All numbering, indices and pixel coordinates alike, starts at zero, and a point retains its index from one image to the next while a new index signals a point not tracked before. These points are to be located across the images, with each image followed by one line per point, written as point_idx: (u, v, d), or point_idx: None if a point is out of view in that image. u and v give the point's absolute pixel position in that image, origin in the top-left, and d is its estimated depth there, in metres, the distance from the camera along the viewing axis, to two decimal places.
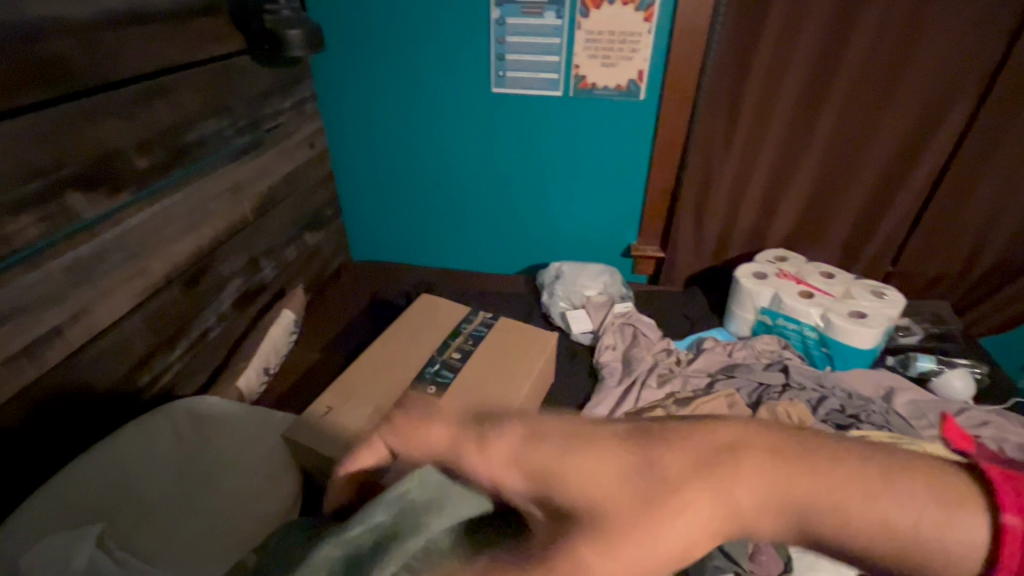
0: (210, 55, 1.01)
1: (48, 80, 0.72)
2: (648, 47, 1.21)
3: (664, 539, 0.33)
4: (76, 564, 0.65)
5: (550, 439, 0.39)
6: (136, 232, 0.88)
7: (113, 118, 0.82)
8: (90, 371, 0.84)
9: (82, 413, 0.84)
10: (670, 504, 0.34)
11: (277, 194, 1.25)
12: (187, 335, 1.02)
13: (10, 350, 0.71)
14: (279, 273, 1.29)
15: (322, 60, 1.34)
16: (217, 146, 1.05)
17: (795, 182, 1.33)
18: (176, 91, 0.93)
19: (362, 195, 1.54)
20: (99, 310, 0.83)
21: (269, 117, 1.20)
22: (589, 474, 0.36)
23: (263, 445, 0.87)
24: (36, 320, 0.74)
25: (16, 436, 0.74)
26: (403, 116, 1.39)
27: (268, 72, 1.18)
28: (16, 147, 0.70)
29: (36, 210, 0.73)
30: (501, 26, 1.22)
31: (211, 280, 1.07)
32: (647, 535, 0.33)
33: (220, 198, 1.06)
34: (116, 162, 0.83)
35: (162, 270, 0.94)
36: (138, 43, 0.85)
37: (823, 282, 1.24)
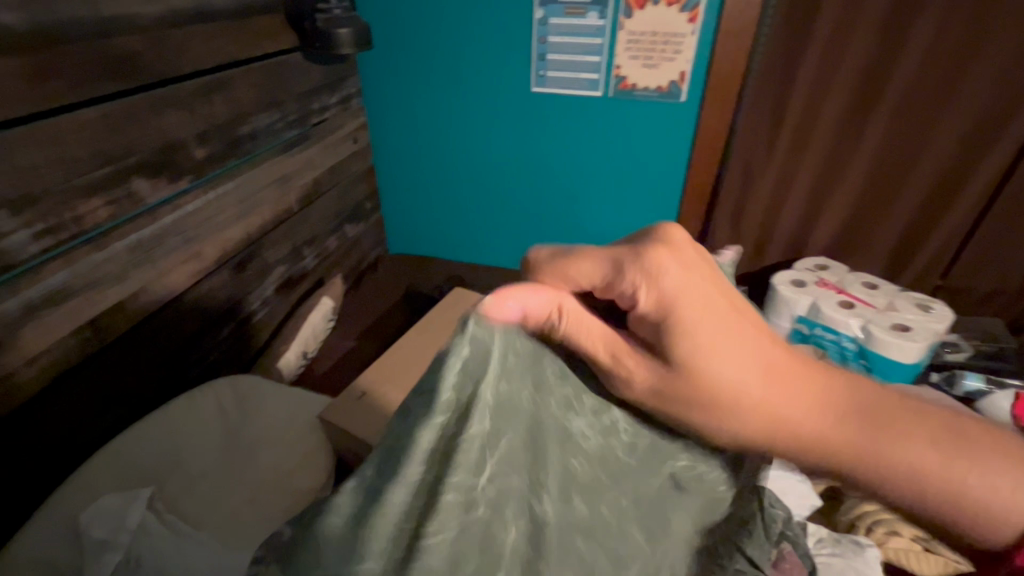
0: (265, 52, 1.06)
1: (121, 73, 0.78)
2: (692, 49, 1.19)
3: (757, 403, 0.48)
4: (129, 523, 0.71)
5: (712, 307, 0.49)
6: (192, 218, 0.94)
7: (176, 110, 0.88)
8: (146, 346, 0.90)
9: (137, 384, 0.90)
10: (758, 372, 0.48)
11: (321, 186, 1.30)
12: (234, 317, 1.08)
13: (78, 322, 0.77)
14: (320, 262, 1.34)
15: (369, 57, 1.38)
16: (269, 138, 1.10)
17: (840, 188, 1.30)
18: (233, 85, 0.99)
19: (400, 189, 1.58)
20: (157, 289, 0.89)
21: (317, 112, 1.24)
22: (723, 347, 0.48)
23: (299, 424, 0.91)
24: (102, 295, 0.80)
25: (79, 402, 0.81)
26: (444, 112, 1.42)
27: (318, 69, 1.23)
28: (91, 134, 0.75)
29: (106, 194, 0.79)
30: (544, 26, 1.23)
31: (258, 266, 1.12)
32: (746, 394, 0.48)
33: (269, 188, 1.11)
34: (177, 151, 0.89)
35: (214, 254, 1.00)
36: (201, 40, 0.90)
37: (866, 293, 1.20)
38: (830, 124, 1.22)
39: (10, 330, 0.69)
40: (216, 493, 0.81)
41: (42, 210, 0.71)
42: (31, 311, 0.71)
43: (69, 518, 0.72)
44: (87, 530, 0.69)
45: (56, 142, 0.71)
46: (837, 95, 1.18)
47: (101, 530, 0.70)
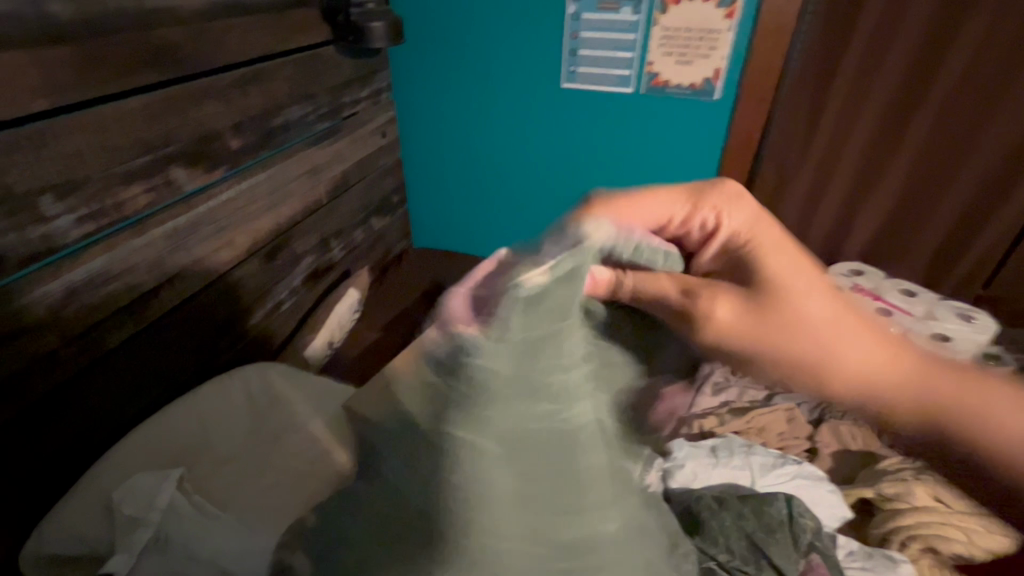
0: (301, 45, 1.07)
1: (163, 64, 0.80)
2: (728, 45, 1.16)
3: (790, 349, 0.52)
4: (160, 502, 0.73)
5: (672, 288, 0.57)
6: (226, 206, 0.96)
7: (214, 100, 0.90)
8: (180, 331, 0.92)
9: (170, 368, 0.92)
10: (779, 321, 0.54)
11: (350, 179, 1.31)
12: (263, 305, 1.10)
13: (118, 305, 0.80)
14: (347, 254, 1.36)
15: (401, 51, 1.39)
16: (301, 130, 1.12)
17: (878, 191, 1.25)
18: (268, 77, 1.00)
19: (427, 184, 1.58)
20: (191, 275, 0.91)
21: (348, 105, 1.26)
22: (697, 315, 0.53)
23: (324, 413, 0.92)
24: (140, 279, 0.83)
25: (116, 383, 0.83)
26: (473, 107, 1.42)
27: (351, 63, 1.24)
28: (134, 123, 0.77)
29: (146, 181, 0.81)
30: (576, 21, 1.22)
31: (287, 256, 1.14)
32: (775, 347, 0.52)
33: (300, 179, 1.13)
34: (213, 141, 0.91)
35: (245, 243, 1.02)
36: (239, 32, 0.92)
37: (903, 300, 1.16)
38: (870, 124, 1.18)
39: (54, 311, 0.72)
40: (242, 476, 0.83)
41: (87, 194, 0.73)
42: (74, 293, 0.74)
43: (103, 495, 0.74)
44: (120, 505, 0.72)
45: (101, 129, 0.73)
46: (879, 94, 1.15)
47: (133, 507, 0.72)
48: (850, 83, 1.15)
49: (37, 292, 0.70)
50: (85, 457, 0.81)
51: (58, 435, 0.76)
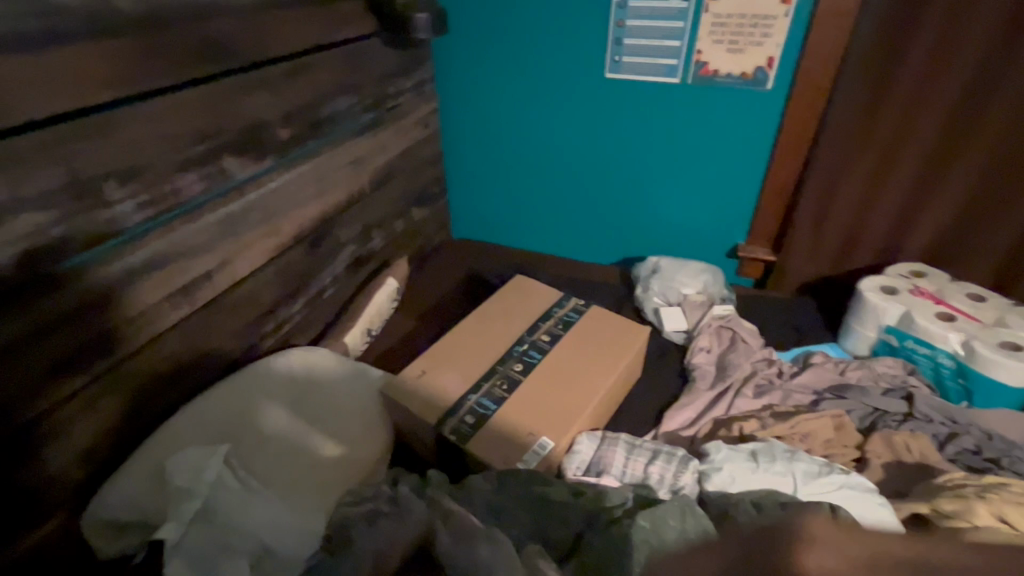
0: (348, 36, 1.09)
1: (218, 56, 0.83)
2: (783, 31, 1.12)
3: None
4: (207, 475, 0.76)
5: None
6: (273, 195, 0.99)
7: (265, 93, 0.93)
8: (226, 313, 0.96)
9: (220, 348, 0.97)
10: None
11: (392, 169, 1.33)
12: (306, 292, 1.13)
13: (172, 287, 0.84)
14: (387, 244, 1.38)
15: (445, 43, 1.40)
16: (346, 121, 1.14)
17: (948, 187, 1.16)
18: (316, 69, 1.03)
19: (467, 174, 1.59)
20: (239, 261, 0.95)
21: (391, 97, 1.27)
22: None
23: (362, 399, 0.95)
24: (193, 263, 0.86)
25: (171, 360, 0.88)
26: (514, 97, 1.41)
27: (395, 54, 1.25)
28: (190, 113, 0.81)
29: (199, 169, 0.84)
30: (622, 9, 1.19)
31: (330, 244, 1.17)
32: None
33: (344, 168, 1.16)
34: (263, 132, 0.94)
35: (292, 231, 1.05)
36: (290, 25, 0.94)
37: (969, 305, 1.08)
38: (939, 117, 1.10)
39: (113, 290, 0.76)
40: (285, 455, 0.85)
41: (145, 181, 0.77)
42: (133, 274, 0.78)
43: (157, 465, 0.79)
44: (172, 477, 0.75)
45: (159, 118, 0.77)
46: (951, 82, 1.05)
47: (183, 479, 0.76)
48: (922, 69, 1.06)
49: (103, 273, 0.74)
50: (145, 427, 0.87)
51: (117, 406, 0.82)
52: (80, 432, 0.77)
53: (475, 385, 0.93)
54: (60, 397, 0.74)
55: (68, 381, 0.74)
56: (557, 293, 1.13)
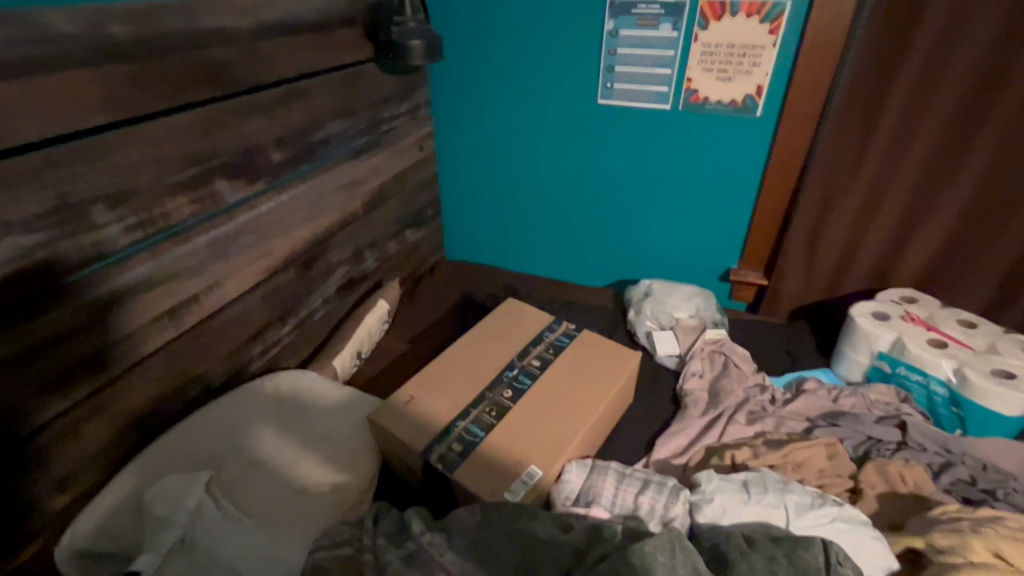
0: (344, 62, 1.11)
1: (212, 82, 0.83)
2: (771, 61, 1.14)
3: None
4: (188, 503, 0.75)
5: None
6: (265, 217, 0.99)
7: (259, 117, 0.94)
8: (214, 335, 0.95)
9: (208, 371, 0.95)
10: None
11: (386, 192, 1.34)
12: (295, 315, 1.13)
13: (158, 310, 0.83)
14: (380, 266, 1.38)
15: (440, 68, 1.42)
16: (340, 144, 1.15)
17: (935, 214, 1.17)
18: (311, 94, 1.04)
19: (461, 197, 1.60)
20: (228, 283, 0.95)
21: (386, 120, 1.28)
22: None
23: (349, 423, 0.94)
24: (181, 286, 0.86)
25: (155, 384, 0.86)
26: (508, 121, 1.42)
27: (390, 79, 1.27)
28: (182, 137, 0.81)
29: (190, 193, 0.84)
30: (614, 38, 1.21)
31: (322, 266, 1.17)
32: None
33: (337, 191, 1.16)
34: (256, 155, 0.94)
35: (282, 253, 1.05)
36: (285, 51, 0.96)
37: (961, 332, 1.08)
38: (926, 146, 1.11)
39: (98, 314, 0.75)
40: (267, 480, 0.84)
41: (135, 205, 0.77)
42: (119, 297, 0.77)
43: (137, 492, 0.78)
44: (151, 506, 0.74)
45: (150, 143, 0.77)
46: (936, 112, 1.07)
47: (162, 507, 0.75)
48: (907, 100, 1.08)
49: (87, 296, 0.74)
50: (127, 453, 0.85)
51: (99, 433, 0.80)
52: (61, 458, 0.76)
53: (463, 412, 0.91)
54: (42, 422, 0.72)
55: (51, 406, 0.73)
56: (548, 317, 1.13)
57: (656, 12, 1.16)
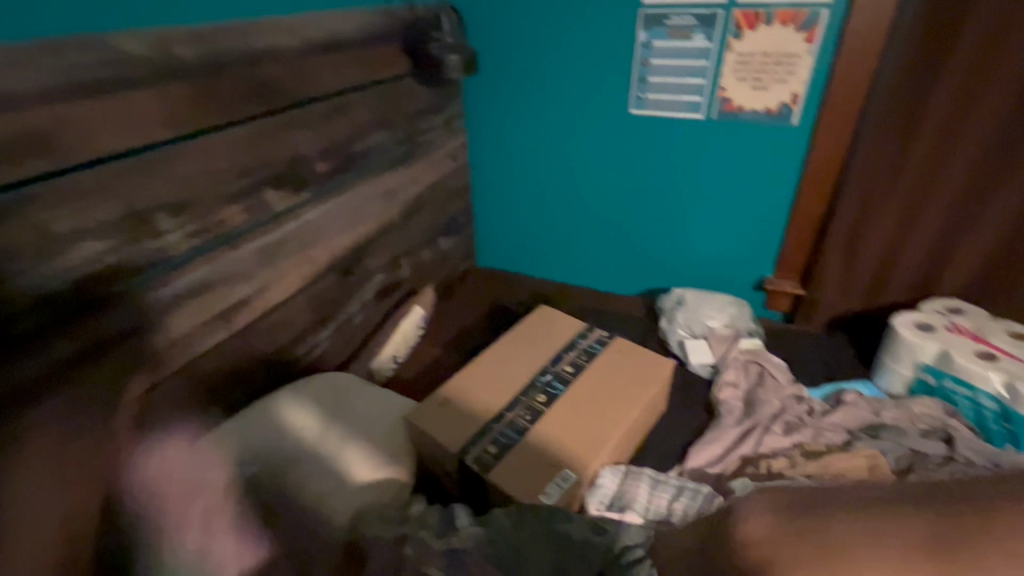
0: (383, 77, 1.15)
1: (264, 98, 0.89)
2: (807, 69, 1.13)
3: None
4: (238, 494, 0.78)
5: None
6: (309, 225, 1.04)
7: (305, 130, 0.98)
8: (261, 337, 1.00)
9: (255, 370, 1.00)
10: None
11: (421, 201, 1.38)
12: (334, 319, 1.17)
13: (211, 312, 0.88)
14: (414, 273, 1.42)
15: (474, 81, 1.46)
16: (379, 155, 1.19)
17: (984, 222, 1.12)
18: (353, 107, 1.08)
19: (493, 206, 1.63)
20: (274, 288, 0.99)
21: (422, 132, 1.33)
22: None
23: (386, 423, 0.96)
24: (231, 290, 0.91)
25: (207, 381, 0.91)
26: (540, 132, 1.45)
27: (427, 92, 1.31)
28: (236, 149, 0.86)
29: (242, 202, 0.89)
30: (647, 49, 1.23)
31: (360, 272, 1.21)
32: None
33: (375, 200, 1.20)
34: (301, 166, 0.99)
35: (324, 259, 1.09)
36: (330, 68, 1.01)
37: (1012, 343, 1.04)
38: (972, 151, 1.08)
39: (157, 315, 0.80)
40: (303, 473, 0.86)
41: (192, 213, 0.82)
42: (178, 299, 0.83)
43: None
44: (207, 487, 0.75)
45: (207, 155, 0.82)
46: (983, 117, 1.04)
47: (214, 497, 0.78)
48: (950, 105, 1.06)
49: (149, 298, 0.79)
50: None
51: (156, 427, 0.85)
52: None
53: (497, 415, 0.93)
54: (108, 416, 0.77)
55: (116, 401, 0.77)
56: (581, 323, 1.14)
57: (689, 23, 1.17)
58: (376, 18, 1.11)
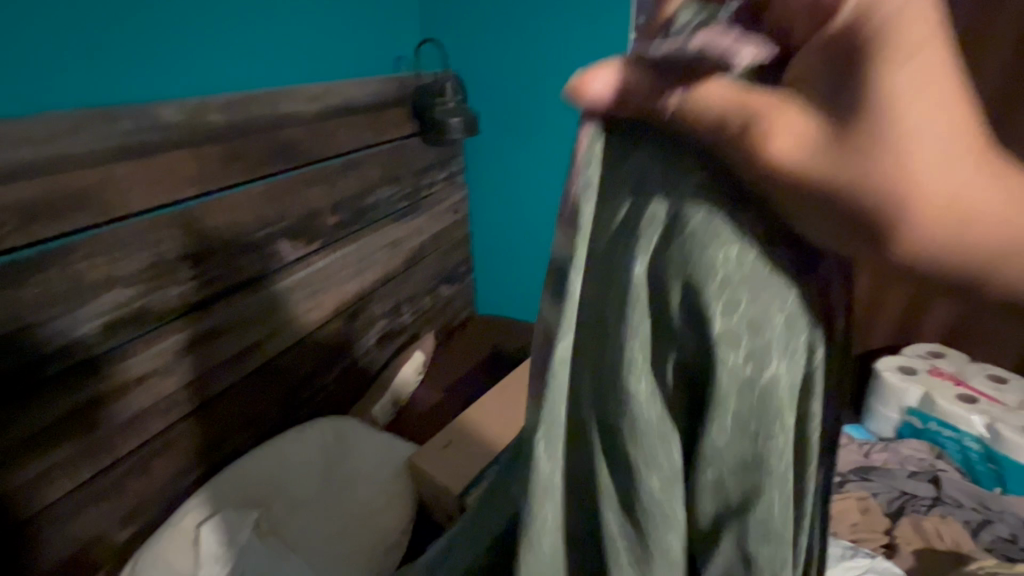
0: (392, 137, 1.25)
1: (284, 157, 0.96)
2: None
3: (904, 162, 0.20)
4: (239, 540, 0.82)
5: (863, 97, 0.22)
6: (320, 272, 1.10)
7: (320, 185, 1.06)
8: (270, 379, 1.03)
9: (261, 413, 1.04)
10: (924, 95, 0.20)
11: (424, 250, 1.45)
12: (340, 362, 1.21)
13: (226, 355, 0.93)
14: (416, 318, 1.47)
15: (476, 140, 1.57)
16: (387, 208, 1.27)
17: None
18: (364, 164, 1.17)
19: (491, 256, 1.71)
20: (284, 333, 1.04)
21: (426, 186, 1.41)
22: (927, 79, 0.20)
23: (390, 471, 0.99)
24: (244, 333, 0.95)
25: (213, 425, 0.94)
26: (537, 186, 1.54)
27: (432, 150, 1.41)
28: (255, 202, 0.93)
29: (259, 252, 0.95)
30: None
31: (365, 317, 1.26)
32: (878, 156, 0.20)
33: (382, 250, 1.27)
34: (315, 218, 1.06)
35: (332, 305, 1.15)
36: (344, 130, 1.10)
37: (990, 388, 1.09)
38: None
39: (174, 359, 0.84)
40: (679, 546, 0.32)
41: (214, 262, 0.88)
42: (190, 347, 0.86)
43: (192, 529, 0.83)
44: (206, 544, 0.80)
45: (230, 209, 0.89)
46: None
47: (214, 544, 0.81)
48: None
49: (167, 343, 0.83)
50: (188, 488, 0.92)
51: (162, 468, 0.87)
52: (120, 496, 0.82)
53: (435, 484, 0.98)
54: (118, 457, 0.80)
55: (129, 442, 0.81)
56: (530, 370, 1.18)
57: None
58: (387, 85, 1.22)
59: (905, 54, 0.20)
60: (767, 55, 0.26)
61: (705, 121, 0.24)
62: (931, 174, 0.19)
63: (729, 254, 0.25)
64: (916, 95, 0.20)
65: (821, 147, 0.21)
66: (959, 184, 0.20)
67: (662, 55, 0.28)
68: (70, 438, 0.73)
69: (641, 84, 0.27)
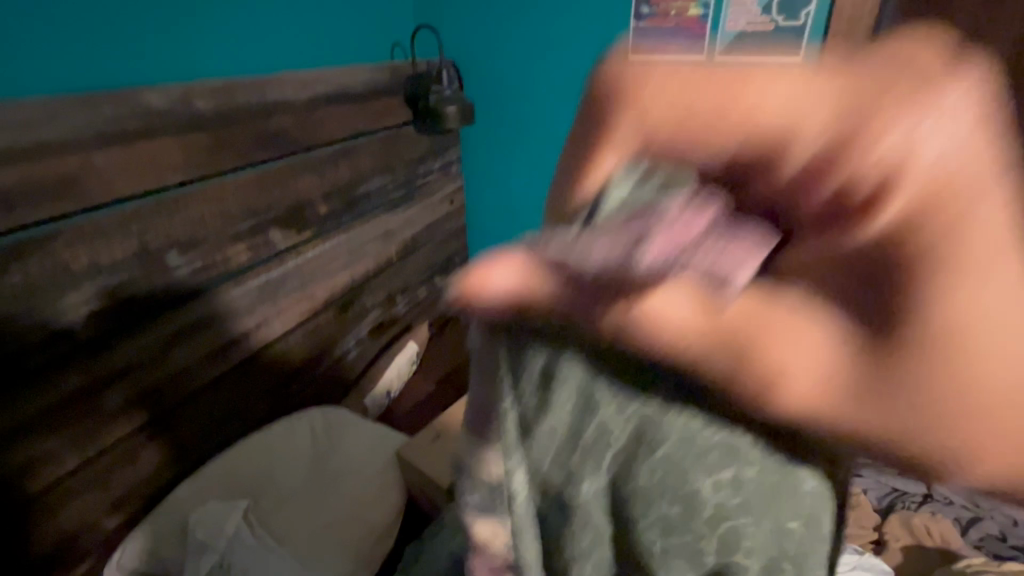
0: (385, 125, 1.23)
1: (273, 144, 0.95)
2: None
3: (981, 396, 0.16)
4: (226, 529, 0.82)
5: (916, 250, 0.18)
6: (311, 263, 1.09)
7: (311, 174, 1.05)
8: (260, 370, 1.03)
9: (252, 403, 1.03)
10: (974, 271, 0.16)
11: (418, 241, 1.44)
12: (331, 353, 1.20)
13: (215, 345, 0.92)
14: (410, 309, 1.46)
15: (471, 130, 1.55)
16: (379, 198, 1.26)
17: None
18: (356, 153, 1.15)
19: (487, 248, 1.70)
20: (274, 323, 1.03)
21: (420, 176, 1.40)
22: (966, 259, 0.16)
23: (378, 460, 0.99)
24: (233, 323, 0.95)
25: (204, 414, 0.94)
26: (533, 176, 1.52)
27: (426, 140, 1.39)
28: (244, 190, 0.92)
29: (248, 241, 0.94)
30: None
31: (357, 308, 1.26)
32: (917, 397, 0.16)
33: (374, 240, 1.26)
34: (306, 207, 1.05)
35: (322, 296, 1.14)
36: (335, 118, 1.08)
37: None
38: None
39: (163, 348, 0.84)
40: None
41: (202, 251, 0.87)
42: (179, 336, 0.86)
43: (180, 521, 0.85)
44: (194, 530, 0.82)
45: (218, 197, 0.87)
46: None
47: (203, 533, 0.82)
48: None
49: (154, 333, 0.82)
50: (177, 476, 0.92)
51: (152, 457, 0.87)
52: (109, 485, 0.82)
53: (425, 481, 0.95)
54: (104, 447, 0.79)
55: (114, 432, 0.80)
56: None
57: None
58: (380, 72, 1.20)
59: (942, 283, 0.16)
60: (735, 268, 0.20)
61: (677, 359, 0.19)
62: (969, 421, 0.16)
63: (689, 427, 0.23)
64: (955, 287, 0.16)
65: (857, 395, 0.17)
66: (1011, 376, 0.16)
67: (602, 270, 0.22)
68: (52, 429, 0.72)
69: (576, 310, 0.21)
